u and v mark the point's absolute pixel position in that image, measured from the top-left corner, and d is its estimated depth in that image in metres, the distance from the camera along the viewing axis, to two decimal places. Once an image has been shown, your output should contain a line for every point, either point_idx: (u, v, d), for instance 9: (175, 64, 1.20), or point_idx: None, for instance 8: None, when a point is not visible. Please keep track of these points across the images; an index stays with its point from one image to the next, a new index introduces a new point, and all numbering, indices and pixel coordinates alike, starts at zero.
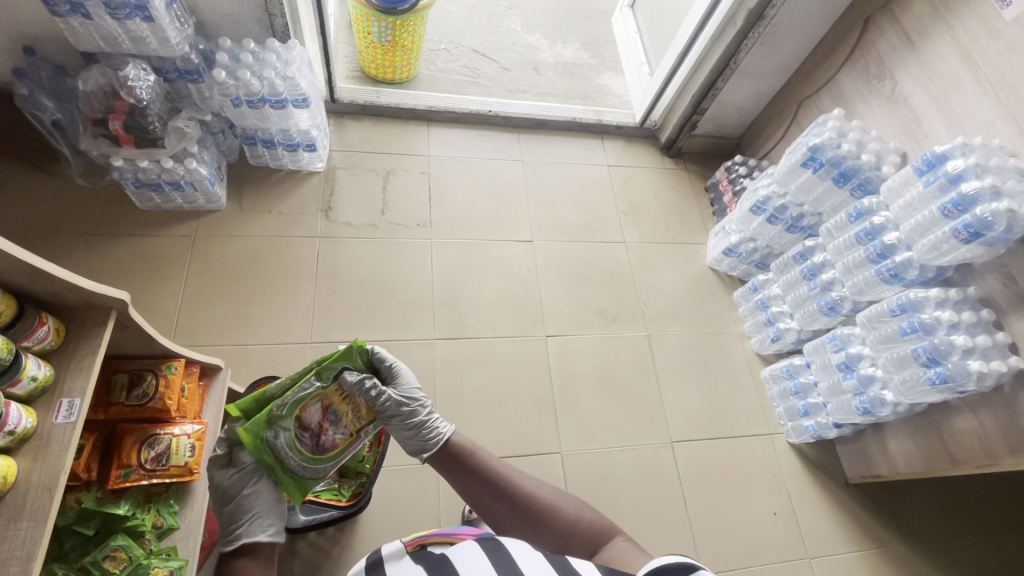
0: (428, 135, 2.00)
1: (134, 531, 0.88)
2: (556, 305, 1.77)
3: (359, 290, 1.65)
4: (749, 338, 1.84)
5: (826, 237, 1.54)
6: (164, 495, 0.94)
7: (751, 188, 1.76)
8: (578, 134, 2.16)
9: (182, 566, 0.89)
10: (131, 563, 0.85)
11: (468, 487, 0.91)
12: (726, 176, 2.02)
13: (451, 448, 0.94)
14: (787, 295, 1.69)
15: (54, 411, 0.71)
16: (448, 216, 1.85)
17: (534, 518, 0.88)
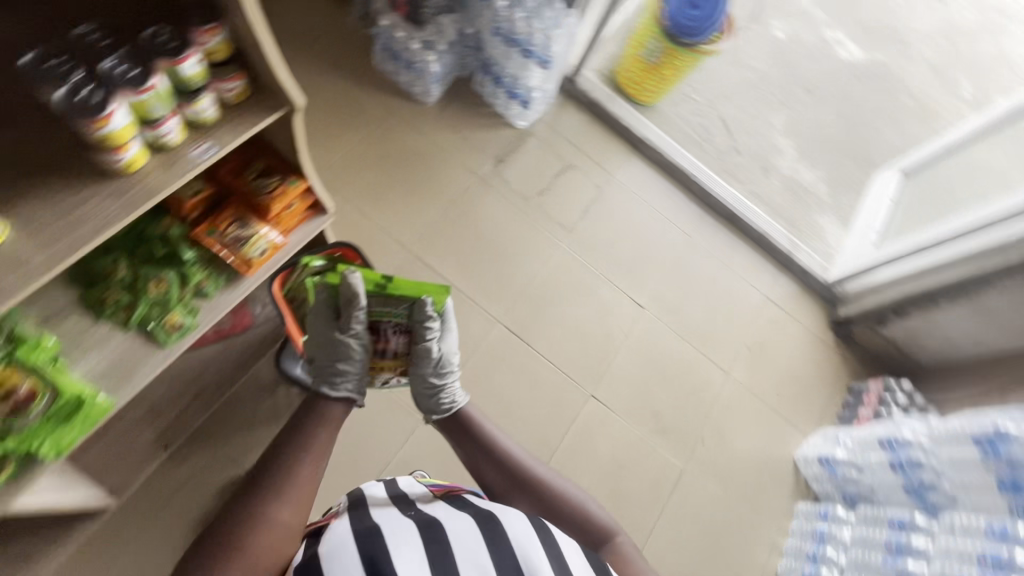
0: (625, 160, 1.98)
1: (182, 276, 1.01)
2: (621, 378, 1.67)
3: (474, 240, 1.70)
4: (780, 555, 1.57)
5: (943, 527, 1.23)
6: (220, 270, 1.05)
7: (891, 424, 1.50)
8: (760, 250, 1.99)
9: (189, 327, 1.00)
10: (163, 296, 0.99)
11: (479, 457, 1.01)
12: (879, 392, 1.74)
13: (470, 422, 1.05)
14: (852, 548, 1.41)
15: (196, 145, 0.80)
16: (589, 236, 1.82)
17: (540, 494, 0.95)
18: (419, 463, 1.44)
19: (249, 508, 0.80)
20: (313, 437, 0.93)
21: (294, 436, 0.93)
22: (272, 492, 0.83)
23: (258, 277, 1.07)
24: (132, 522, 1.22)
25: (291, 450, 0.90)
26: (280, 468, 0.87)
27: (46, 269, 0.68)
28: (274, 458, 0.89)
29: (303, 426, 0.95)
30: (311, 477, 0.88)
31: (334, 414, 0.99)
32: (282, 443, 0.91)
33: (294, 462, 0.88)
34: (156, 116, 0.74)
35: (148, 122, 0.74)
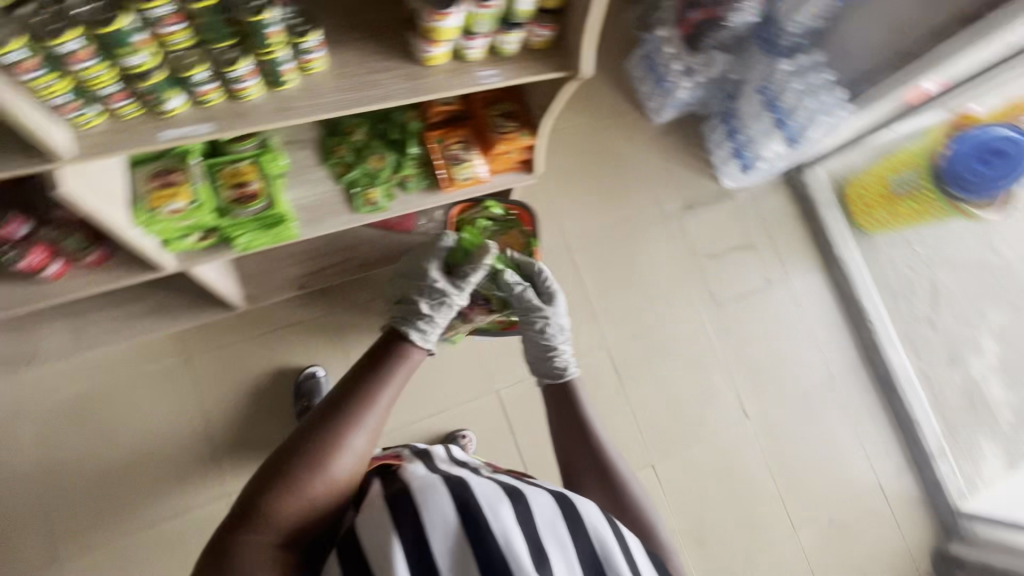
0: (810, 270, 1.84)
1: (397, 163, 1.10)
2: (688, 467, 1.59)
3: (626, 264, 1.69)
4: None
5: None
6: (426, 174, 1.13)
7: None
8: (897, 435, 1.77)
9: (380, 208, 1.08)
10: (375, 171, 1.09)
11: (573, 442, 0.99)
12: None
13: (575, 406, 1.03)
14: None
15: (485, 67, 0.85)
16: (734, 321, 1.73)
17: (622, 507, 0.91)
18: (473, 424, 1.48)
19: (312, 453, 0.80)
20: (384, 388, 0.90)
21: (370, 381, 0.90)
22: (333, 444, 0.82)
23: (451, 197, 1.14)
24: (244, 332, 1.37)
25: (361, 398, 0.87)
26: (346, 416, 0.84)
27: (335, 109, 0.77)
28: (344, 400, 0.86)
29: (379, 372, 0.91)
30: (372, 429, 0.86)
31: (409, 361, 0.95)
32: (356, 387, 0.89)
33: (360, 413, 0.86)
34: (475, 32, 0.79)
35: (466, 33, 0.79)
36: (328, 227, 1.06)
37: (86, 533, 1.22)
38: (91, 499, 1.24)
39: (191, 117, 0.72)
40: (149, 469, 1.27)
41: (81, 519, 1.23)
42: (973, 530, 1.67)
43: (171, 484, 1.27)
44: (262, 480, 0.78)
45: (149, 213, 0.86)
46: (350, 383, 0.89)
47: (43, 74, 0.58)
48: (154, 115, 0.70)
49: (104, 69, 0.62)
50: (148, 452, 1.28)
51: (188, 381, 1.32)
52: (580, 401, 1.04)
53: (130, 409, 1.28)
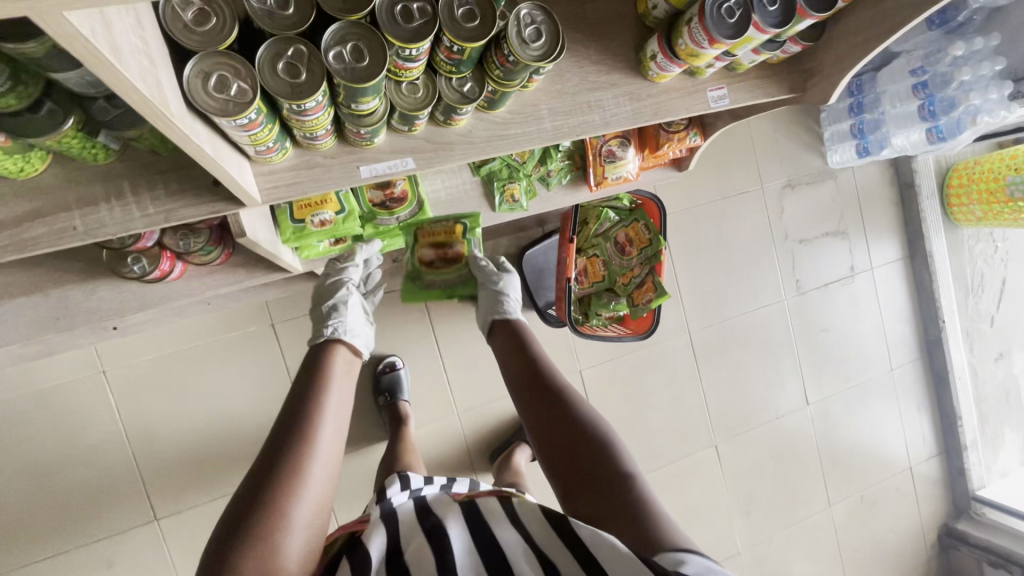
0: (893, 260, 1.79)
1: (544, 153, 0.96)
2: (746, 448, 1.65)
3: (718, 244, 1.59)
4: None
5: None
6: (570, 169, 0.99)
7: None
8: (935, 424, 1.87)
9: (520, 208, 0.96)
10: (521, 163, 0.93)
11: (521, 385, 0.77)
12: None
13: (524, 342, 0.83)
14: None
15: (715, 85, 0.69)
16: (812, 309, 1.70)
17: (586, 458, 0.68)
18: None
19: (270, 493, 0.61)
20: (327, 396, 0.71)
21: (304, 397, 0.71)
22: (295, 473, 0.63)
23: (592, 195, 1.01)
24: None
25: (305, 412, 0.69)
26: (297, 436, 0.66)
27: (549, 139, 0.63)
28: (285, 424, 0.68)
29: (320, 379, 0.73)
30: (330, 453, 0.68)
31: (341, 355, 0.78)
32: (296, 400, 0.70)
33: (313, 431, 0.67)
34: (733, 53, 0.62)
35: (721, 54, 0.62)
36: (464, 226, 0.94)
37: (186, 493, 1.23)
38: (186, 461, 1.23)
39: (393, 147, 0.58)
40: (241, 433, 1.26)
41: (178, 480, 1.23)
42: (983, 514, 1.83)
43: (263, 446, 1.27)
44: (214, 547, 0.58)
45: (295, 226, 0.74)
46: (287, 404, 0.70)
47: (262, 128, 0.44)
48: (351, 144, 0.56)
49: (327, 114, 0.47)
50: (240, 416, 1.26)
51: (275, 347, 1.27)
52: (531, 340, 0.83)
53: (220, 374, 1.25)
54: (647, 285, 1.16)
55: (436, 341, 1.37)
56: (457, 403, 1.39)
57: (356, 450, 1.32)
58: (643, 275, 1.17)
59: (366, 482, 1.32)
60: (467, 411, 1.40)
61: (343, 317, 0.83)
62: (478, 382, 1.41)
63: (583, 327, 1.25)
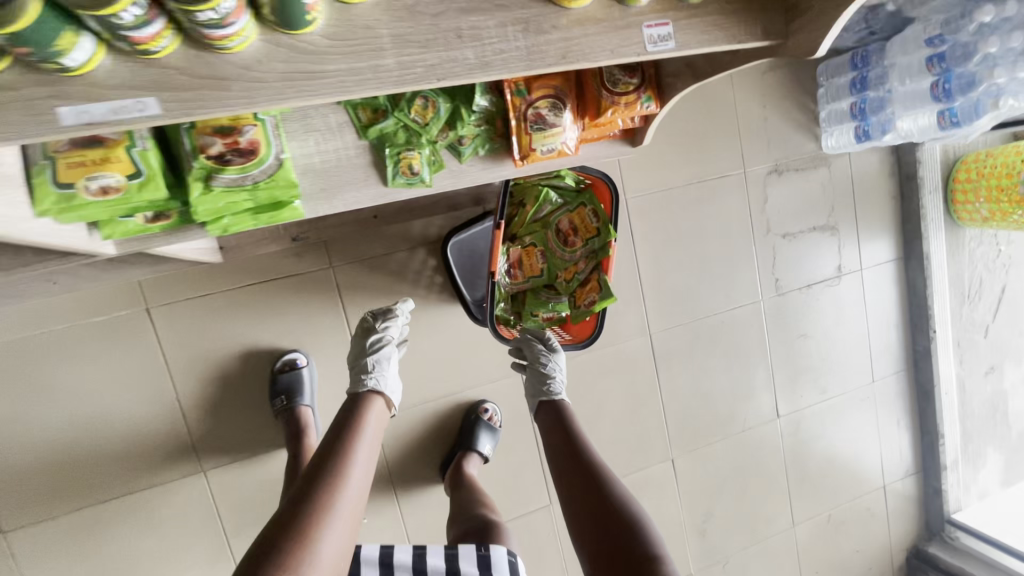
0: (885, 263, 1.61)
1: (453, 115, 0.75)
2: (708, 462, 1.50)
3: (690, 235, 1.39)
4: None
5: None
6: (493, 136, 0.79)
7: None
8: (914, 441, 1.73)
9: (424, 185, 0.75)
10: (422, 127, 0.74)
11: (560, 456, 0.84)
12: None
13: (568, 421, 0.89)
14: None
15: (654, 19, 0.52)
16: (791, 312, 1.52)
17: (618, 530, 0.72)
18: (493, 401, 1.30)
19: (297, 543, 0.64)
20: (346, 488, 0.71)
21: (343, 443, 0.76)
22: (324, 506, 0.68)
23: (520, 172, 0.81)
24: (222, 281, 1.09)
25: (336, 455, 0.74)
26: (329, 476, 0.71)
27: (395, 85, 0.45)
28: (297, 523, 0.66)
29: (341, 468, 0.73)
30: (359, 491, 0.73)
31: (376, 412, 0.86)
32: (313, 497, 0.69)
33: (348, 467, 0.73)
34: None
35: None
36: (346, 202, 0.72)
37: (40, 503, 1.04)
38: (38, 468, 1.03)
39: (151, 91, 0.41)
40: (110, 434, 1.07)
41: (29, 488, 1.03)
42: (956, 538, 1.72)
43: (137, 449, 1.08)
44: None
45: (60, 192, 0.52)
46: (299, 495, 0.70)
47: None
48: (41, 70, 0.38)
49: None
50: (107, 414, 1.06)
51: (152, 334, 1.07)
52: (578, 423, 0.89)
53: (78, 366, 1.04)
54: (593, 284, 0.98)
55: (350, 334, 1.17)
56: None
57: (251, 456, 1.13)
58: (587, 272, 0.99)
59: (262, 495, 1.14)
60: None
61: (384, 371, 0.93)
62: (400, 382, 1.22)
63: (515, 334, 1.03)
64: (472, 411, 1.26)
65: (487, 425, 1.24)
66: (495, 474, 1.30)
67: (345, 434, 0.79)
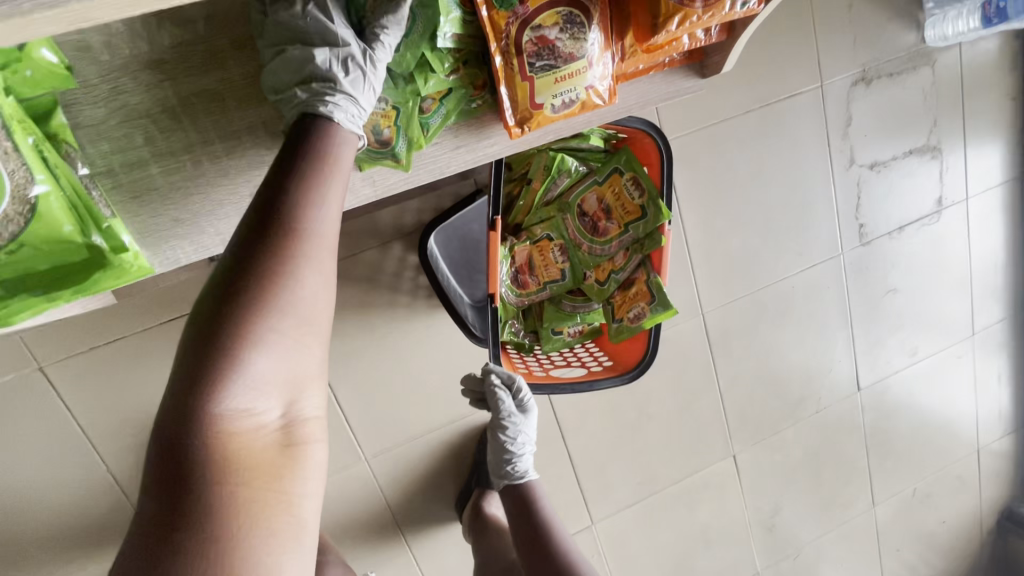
0: (998, 187, 1.25)
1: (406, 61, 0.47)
2: (776, 453, 1.25)
3: (750, 182, 1.06)
4: None
5: None
6: (472, 88, 0.49)
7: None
8: (1015, 394, 1.46)
9: (398, 167, 0.49)
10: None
11: None
12: None
13: (548, 533, 0.88)
14: None
15: None
16: (877, 264, 1.20)
17: None
18: None
19: (206, 386, 0.38)
20: (296, 267, 0.40)
21: (277, 191, 0.41)
22: (246, 317, 0.39)
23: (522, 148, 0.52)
24: (133, 320, 0.81)
25: (268, 214, 0.40)
26: (254, 261, 0.39)
27: None
28: (229, 317, 0.39)
29: (293, 228, 0.40)
30: (314, 270, 0.41)
31: (350, 149, 0.44)
32: (225, 301, 0.39)
33: (288, 238, 0.40)
34: None
35: None
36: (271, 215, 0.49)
37: None
38: None
39: None
40: (33, 522, 0.84)
41: None
42: None
43: (73, 533, 0.87)
44: (140, 538, 0.38)
45: None
46: (230, 265, 0.40)
47: None
48: None
49: None
50: (18, 501, 0.83)
51: (52, 400, 0.80)
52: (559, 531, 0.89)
53: None
54: (639, 290, 0.69)
55: None
56: (363, 444, 0.96)
57: None
58: (629, 270, 0.70)
59: None
60: (380, 453, 0.97)
61: (354, 82, 0.44)
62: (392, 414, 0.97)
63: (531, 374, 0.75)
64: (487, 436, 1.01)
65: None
66: None
67: (302, 158, 0.42)
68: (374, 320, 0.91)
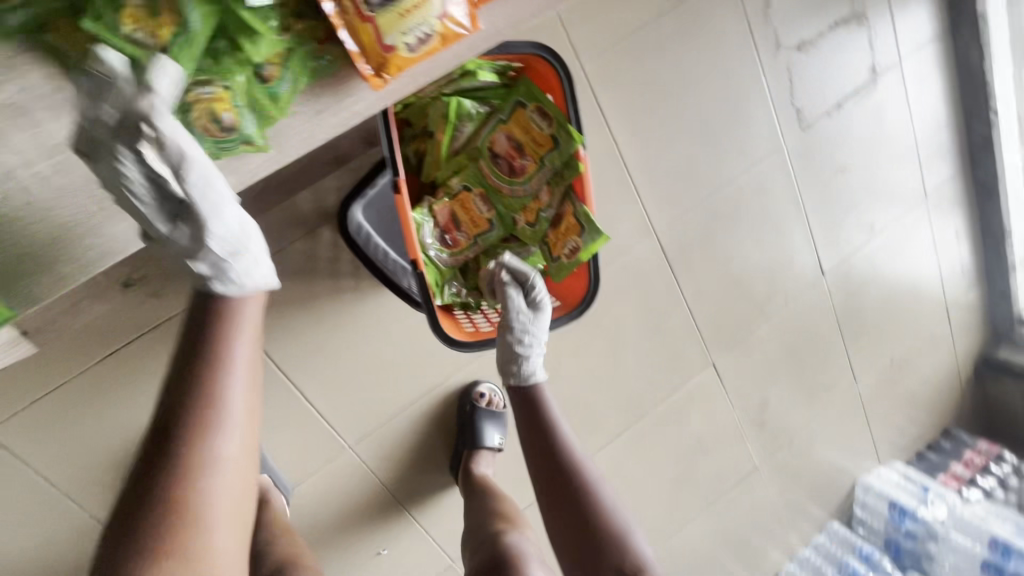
0: (928, 43, 1.23)
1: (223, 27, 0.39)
2: (753, 352, 1.27)
3: (678, 88, 1.02)
4: (798, 554, 1.48)
5: None
6: (315, 44, 0.42)
7: (959, 508, 1.43)
8: (974, 247, 1.49)
9: (258, 150, 0.44)
10: (162, 58, 0.39)
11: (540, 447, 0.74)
12: (982, 451, 1.57)
13: (562, 448, 0.74)
14: None
15: None
16: (823, 145, 1.18)
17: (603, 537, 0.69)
18: (488, 377, 1.04)
19: (145, 524, 0.48)
20: (222, 420, 0.52)
21: (205, 356, 0.53)
22: (183, 459, 0.50)
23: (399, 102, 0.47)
24: (67, 364, 0.77)
25: (199, 377, 0.52)
26: (187, 416, 0.51)
27: None
28: (170, 462, 0.50)
29: (216, 387, 0.52)
30: (238, 422, 0.53)
31: (252, 310, 0.56)
32: (163, 454, 0.50)
33: (218, 398, 0.52)
34: None
35: None
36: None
37: None
38: None
39: None
40: None
41: None
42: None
43: None
44: None
45: None
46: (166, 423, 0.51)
47: None
48: None
49: None
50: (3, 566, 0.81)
51: (8, 459, 0.77)
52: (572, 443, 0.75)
53: None
54: (568, 225, 0.72)
55: (276, 366, 0.88)
56: (343, 434, 0.95)
57: None
58: (556, 205, 0.74)
59: None
60: (363, 439, 0.97)
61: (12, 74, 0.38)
62: (366, 399, 0.96)
63: (479, 330, 0.78)
64: (466, 398, 1.01)
65: (488, 414, 1.00)
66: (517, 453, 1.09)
67: (218, 325, 0.54)
68: (322, 310, 0.88)
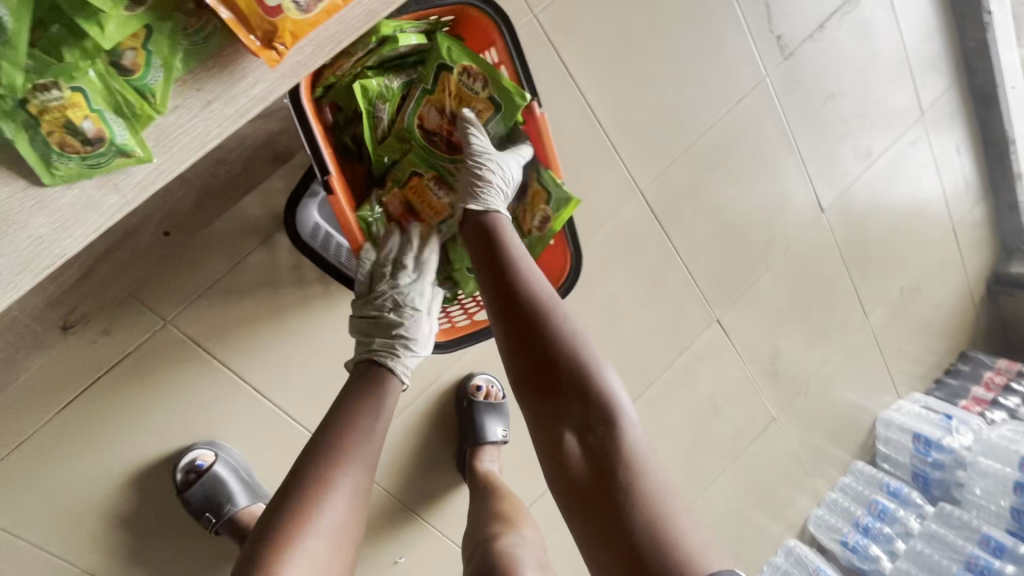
0: None
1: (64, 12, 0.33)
2: (758, 301, 1.21)
3: (646, 29, 0.93)
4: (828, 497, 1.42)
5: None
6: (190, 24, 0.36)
7: (985, 433, 1.39)
8: (977, 161, 1.41)
9: (140, 161, 0.37)
10: None
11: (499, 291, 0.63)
12: (1002, 371, 1.53)
13: (521, 284, 0.63)
14: (922, 528, 1.37)
15: None
16: (809, 71, 1.10)
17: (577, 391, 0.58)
18: (483, 367, 0.99)
19: (277, 540, 0.57)
20: (351, 466, 0.62)
21: (345, 409, 0.65)
22: (317, 488, 0.60)
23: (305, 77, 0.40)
24: (24, 418, 0.71)
25: (343, 425, 0.63)
26: (328, 453, 0.62)
27: None
28: (305, 489, 0.60)
29: (350, 437, 0.63)
30: (364, 474, 0.63)
31: (387, 393, 0.68)
32: (301, 480, 0.60)
33: (351, 445, 0.63)
34: None
35: None
36: (35, 277, 0.36)
37: None
38: None
39: None
40: None
41: None
42: None
43: None
44: None
45: None
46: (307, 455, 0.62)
47: None
48: None
49: None
50: None
51: None
52: (536, 280, 0.64)
53: None
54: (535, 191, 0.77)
55: (254, 389, 0.82)
56: None
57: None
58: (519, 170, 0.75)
59: None
60: None
61: None
62: None
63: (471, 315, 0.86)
64: (463, 393, 0.96)
65: (487, 407, 0.95)
66: (524, 440, 1.04)
67: (359, 388, 0.67)
68: (293, 323, 0.82)
